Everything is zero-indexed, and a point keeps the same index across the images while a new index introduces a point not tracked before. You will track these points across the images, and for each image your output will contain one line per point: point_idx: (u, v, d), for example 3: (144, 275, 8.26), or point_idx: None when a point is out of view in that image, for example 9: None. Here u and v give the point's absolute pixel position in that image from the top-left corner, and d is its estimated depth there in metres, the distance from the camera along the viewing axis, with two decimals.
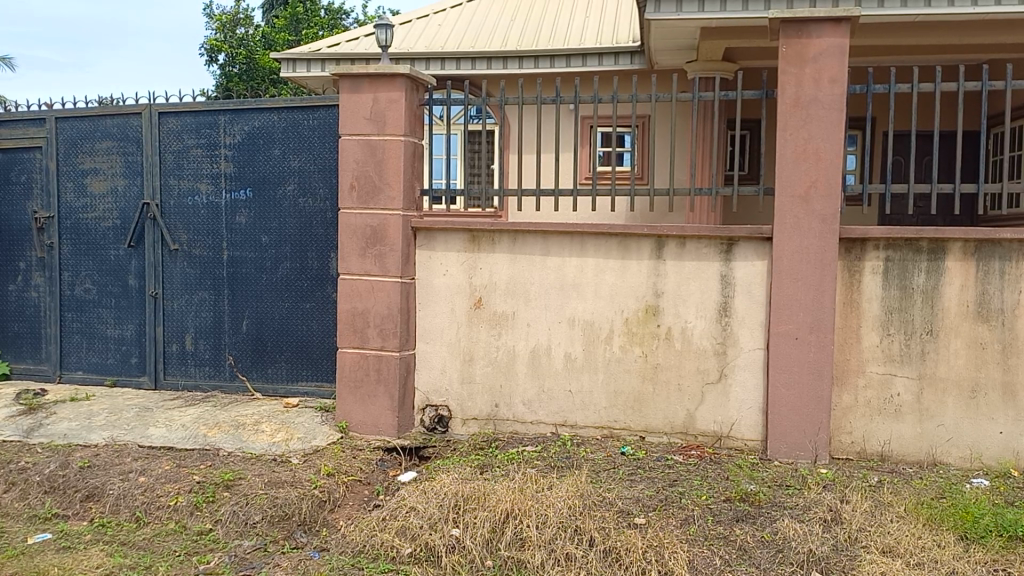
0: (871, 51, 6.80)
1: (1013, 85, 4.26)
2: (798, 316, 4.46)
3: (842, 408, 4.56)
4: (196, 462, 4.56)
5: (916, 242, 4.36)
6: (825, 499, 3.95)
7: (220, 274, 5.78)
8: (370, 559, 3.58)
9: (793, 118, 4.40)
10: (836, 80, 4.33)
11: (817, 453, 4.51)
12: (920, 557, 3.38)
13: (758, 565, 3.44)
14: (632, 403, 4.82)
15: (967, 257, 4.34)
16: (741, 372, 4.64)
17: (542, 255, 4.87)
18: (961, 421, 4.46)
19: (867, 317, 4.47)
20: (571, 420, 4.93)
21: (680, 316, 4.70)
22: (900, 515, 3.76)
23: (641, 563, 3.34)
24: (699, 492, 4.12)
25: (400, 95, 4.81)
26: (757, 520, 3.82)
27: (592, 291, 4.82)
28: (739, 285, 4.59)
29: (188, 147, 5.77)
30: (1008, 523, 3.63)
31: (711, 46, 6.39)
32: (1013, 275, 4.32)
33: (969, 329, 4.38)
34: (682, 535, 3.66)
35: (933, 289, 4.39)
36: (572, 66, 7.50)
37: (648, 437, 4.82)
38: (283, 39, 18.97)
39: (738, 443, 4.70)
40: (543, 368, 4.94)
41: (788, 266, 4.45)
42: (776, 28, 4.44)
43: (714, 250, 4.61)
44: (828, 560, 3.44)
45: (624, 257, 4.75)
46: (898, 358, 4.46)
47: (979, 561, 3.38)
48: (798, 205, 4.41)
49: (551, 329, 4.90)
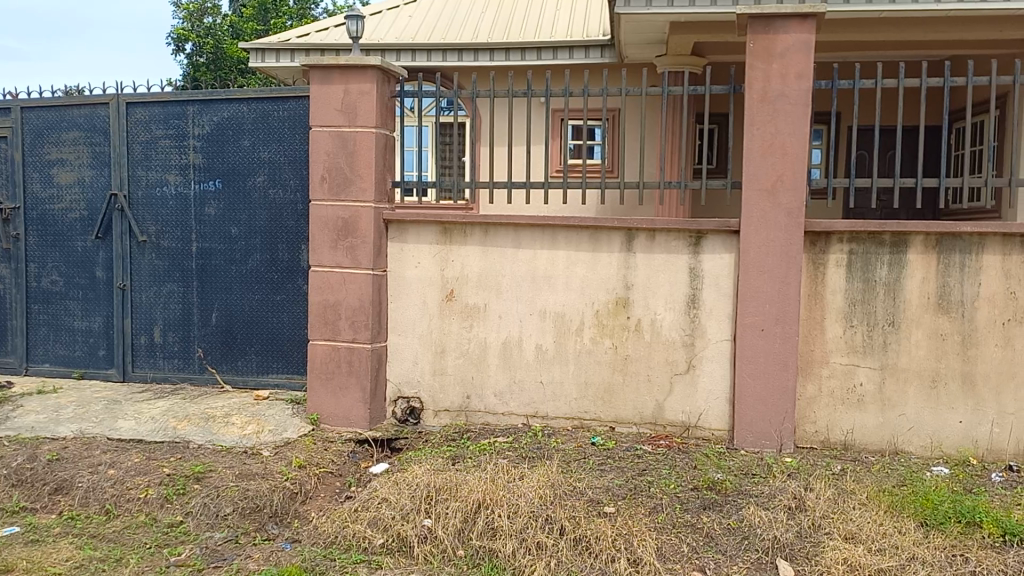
0: (837, 47, 6.89)
1: (975, 81, 4.35)
2: (764, 307, 4.54)
3: (806, 398, 4.65)
4: (166, 454, 4.54)
5: (879, 235, 4.45)
6: (789, 487, 4.04)
7: (188, 266, 5.74)
8: (342, 550, 3.60)
9: (761, 112, 4.47)
10: (802, 75, 4.41)
11: (782, 443, 4.60)
12: (882, 544, 3.47)
13: (724, 552, 3.53)
14: (602, 394, 4.89)
15: (928, 250, 4.44)
16: (709, 364, 4.72)
17: (513, 248, 4.90)
18: (922, 411, 4.57)
19: (831, 309, 4.56)
20: (542, 411, 4.98)
21: (650, 308, 4.76)
22: (862, 502, 3.86)
23: (611, 551, 3.41)
24: (668, 481, 4.19)
25: (372, 87, 4.81)
26: (723, 507, 3.90)
27: (563, 284, 4.86)
28: (708, 278, 4.66)
29: (155, 139, 5.71)
30: (967, 510, 3.72)
31: (681, 40, 6.44)
32: (973, 267, 4.42)
33: (930, 321, 4.49)
34: (651, 522, 3.73)
35: (895, 281, 4.48)
36: (543, 59, 7.51)
37: (617, 428, 4.89)
38: (251, 28, 18.80)
39: (705, 433, 4.78)
40: (514, 360, 4.98)
41: (754, 259, 4.52)
42: (744, 24, 4.50)
43: (683, 243, 4.68)
44: (792, 547, 3.54)
45: (595, 250, 4.80)
46: (861, 348, 4.56)
47: (939, 547, 3.48)
48: (764, 197, 4.49)
49: (522, 321, 4.94)
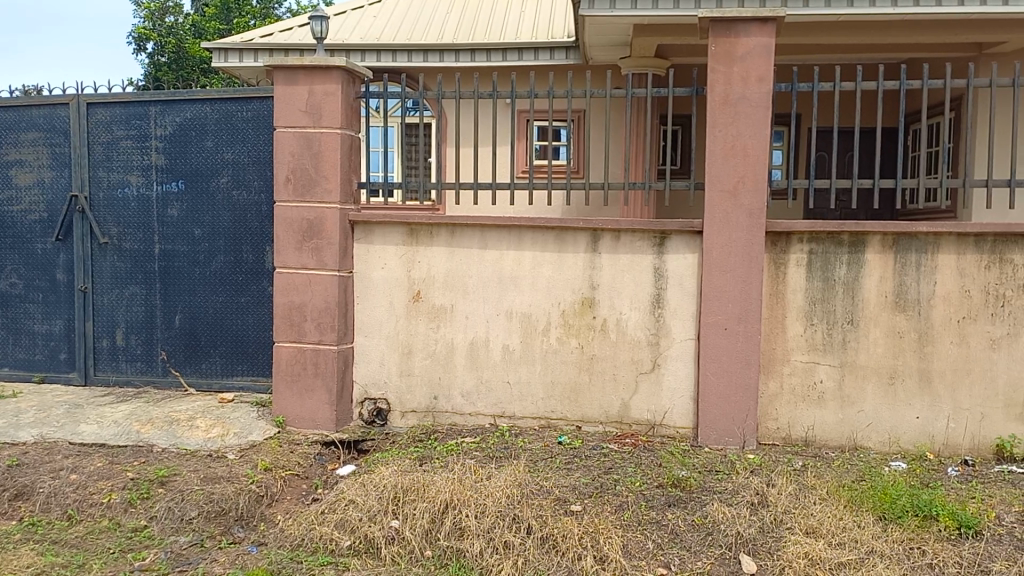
0: (797, 50, 7.01)
1: (930, 85, 4.46)
2: (727, 307, 4.61)
3: (768, 396, 4.73)
4: (130, 458, 4.49)
5: (838, 235, 4.54)
6: (752, 483, 4.11)
7: (151, 268, 5.67)
8: (309, 552, 3.59)
9: (723, 114, 4.54)
10: (762, 78, 4.49)
11: (745, 440, 4.68)
12: (842, 538, 3.55)
13: (688, 548, 3.59)
14: (569, 394, 4.93)
15: (885, 250, 4.54)
16: (673, 363, 4.78)
17: (479, 249, 4.92)
18: (880, 407, 4.67)
19: (792, 308, 4.64)
20: (508, 411, 5.00)
21: (615, 308, 4.82)
22: (823, 497, 3.94)
23: (578, 549, 3.45)
24: (633, 479, 4.24)
25: (337, 88, 4.80)
26: (688, 504, 3.96)
27: (529, 285, 4.89)
28: (672, 278, 4.72)
29: (117, 139, 5.64)
30: (924, 504, 3.81)
31: (644, 43, 6.51)
32: (929, 266, 4.52)
33: (888, 319, 4.58)
34: (617, 520, 3.78)
35: (854, 281, 4.58)
36: (508, 61, 7.54)
37: (584, 426, 4.93)
38: (213, 28, 18.58)
39: (670, 431, 4.84)
40: (481, 360, 5.00)
41: (717, 259, 4.59)
42: (706, 27, 4.57)
43: (647, 244, 4.73)
44: (754, 541, 3.61)
45: (560, 250, 4.84)
46: (821, 346, 4.66)
47: (897, 540, 3.57)
48: (726, 198, 4.56)
49: (489, 321, 4.96)
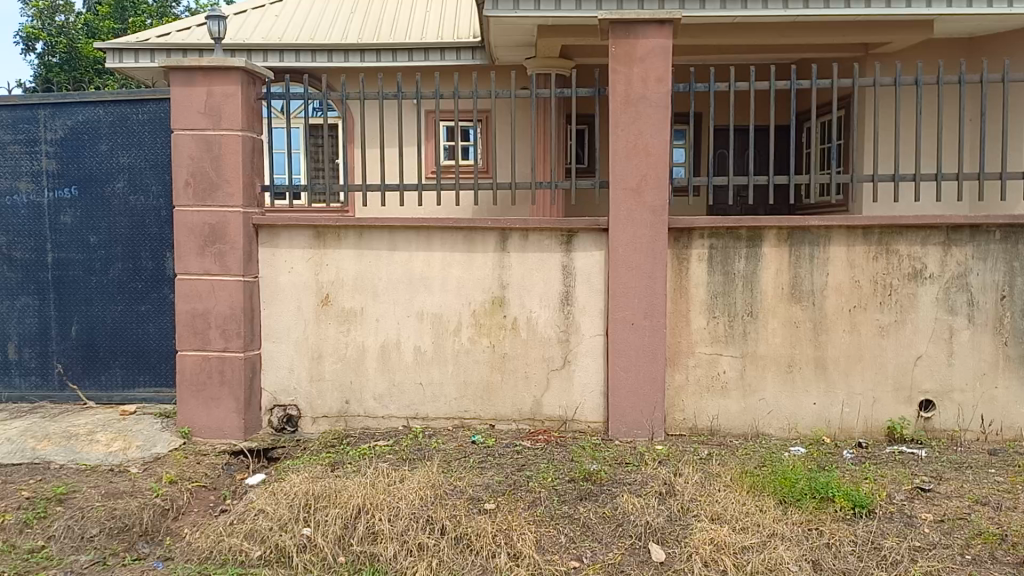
0: (697, 50, 7.21)
1: (818, 84, 4.65)
2: (633, 302, 4.71)
3: (675, 387, 4.85)
4: (25, 477, 4.30)
5: (736, 230, 4.68)
6: (660, 474, 4.22)
7: (44, 277, 5.43)
8: (218, 565, 3.50)
9: (624, 114, 4.63)
10: (661, 79, 4.60)
11: (653, 431, 4.79)
12: (745, 523, 3.67)
13: (599, 540, 3.66)
14: (481, 393, 4.94)
15: (781, 244, 4.69)
16: (583, 359, 4.86)
17: (388, 250, 4.89)
18: (780, 395, 4.82)
19: (695, 302, 4.77)
20: (422, 412, 4.99)
21: (525, 307, 4.86)
22: (726, 484, 4.07)
23: (492, 547, 3.48)
24: (546, 475, 4.29)
25: (236, 89, 4.69)
26: (598, 498, 4.03)
27: (439, 286, 4.89)
28: (580, 275, 4.79)
29: (4, 144, 5.37)
30: (821, 486, 3.97)
31: (549, 44, 6.58)
32: (822, 258, 4.67)
33: (785, 310, 4.74)
34: (529, 516, 3.82)
35: (752, 274, 4.72)
36: (414, 61, 7.51)
37: (497, 425, 4.96)
38: (108, 27, 17.87)
39: (582, 426, 4.91)
40: (392, 362, 4.97)
41: (623, 256, 4.69)
42: (606, 29, 4.66)
43: (555, 242, 4.79)
44: (663, 530, 3.70)
45: (469, 250, 4.86)
46: (724, 338, 4.79)
47: (796, 523, 3.71)
48: (630, 196, 4.66)
49: (400, 322, 4.94)
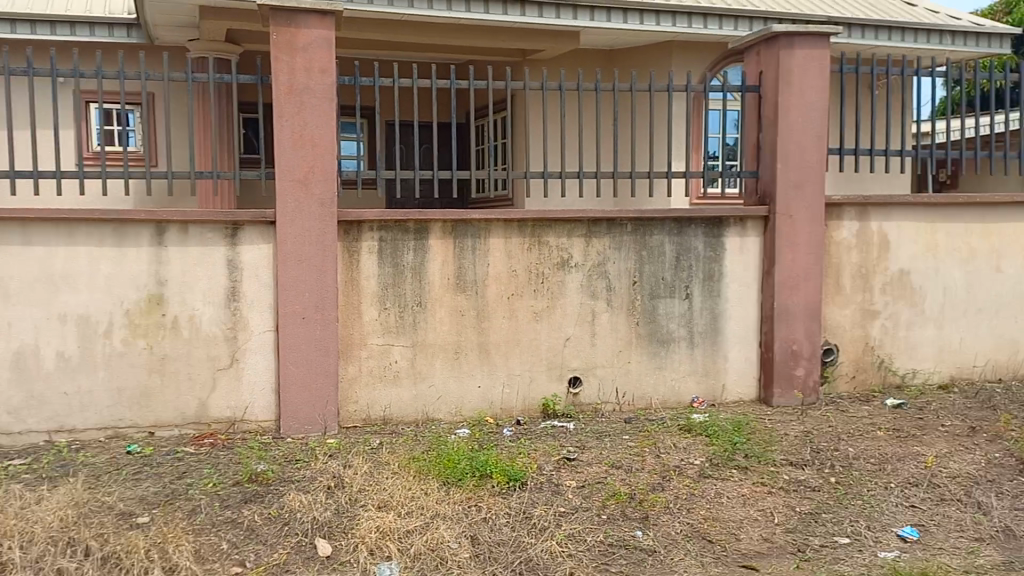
0: (375, 45, 7.22)
1: (476, 85, 4.87)
2: (302, 296, 4.62)
3: (347, 379, 4.78)
4: None
5: (404, 223, 4.72)
6: (329, 467, 4.20)
7: None
8: None
9: (288, 104, 4.53)
10: (325, 70, 4.55)
11: (325, 426, 4.72)
12: (410, 507, 3.77)
13: (264, 541, 3.56)
14: (138, 399, 4.57)
15: (446, 235, 4.78)
16: (251, 356, 4.67)
17: (21, 245, 4.38)
18: (448, 380, 4.89)
19: (366, 294, 4.73)
20: (67, 425, 4.51)
21: (187, 304, 4.57)
22: (393, 471, 4.13)
23: (143, 563, 3.22)
24: (208, 480, 4.09)
25: None
26: (264, 498, 3.91)
27: (85, 283, 4.45)
28: (246, 269, 4.61)
29: None
30: (481, 465, 4.15)
31: (213, 27, 6.26)
32: (482, 249, 4.83)
33: (451, 299, 4.83)
34: (188, 525, 3.62)
35: (420, 265, 4.77)
36: (54, 36, 6.60)
37: (157, 432, 4.62)
38: None
39: (251, 426, 4.71)
40: (30, 371, 4.45)
41: (291, 249, 4.58)
42: (266, 16, 4.51)
43: (219, 236, 4.57)
44: (330, 524, 3.69)
45: (120, 245, 4.47)
46: (394, 328, 4.79)
47: (457, 502, 3.86)
48: (298, 187, 4.57)
49: (38, 326, 4.43)
